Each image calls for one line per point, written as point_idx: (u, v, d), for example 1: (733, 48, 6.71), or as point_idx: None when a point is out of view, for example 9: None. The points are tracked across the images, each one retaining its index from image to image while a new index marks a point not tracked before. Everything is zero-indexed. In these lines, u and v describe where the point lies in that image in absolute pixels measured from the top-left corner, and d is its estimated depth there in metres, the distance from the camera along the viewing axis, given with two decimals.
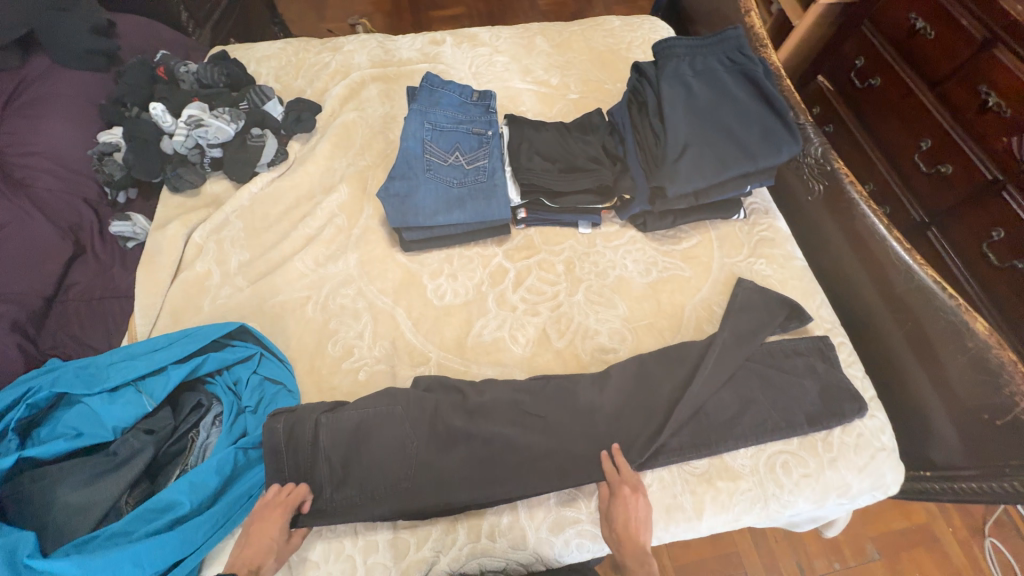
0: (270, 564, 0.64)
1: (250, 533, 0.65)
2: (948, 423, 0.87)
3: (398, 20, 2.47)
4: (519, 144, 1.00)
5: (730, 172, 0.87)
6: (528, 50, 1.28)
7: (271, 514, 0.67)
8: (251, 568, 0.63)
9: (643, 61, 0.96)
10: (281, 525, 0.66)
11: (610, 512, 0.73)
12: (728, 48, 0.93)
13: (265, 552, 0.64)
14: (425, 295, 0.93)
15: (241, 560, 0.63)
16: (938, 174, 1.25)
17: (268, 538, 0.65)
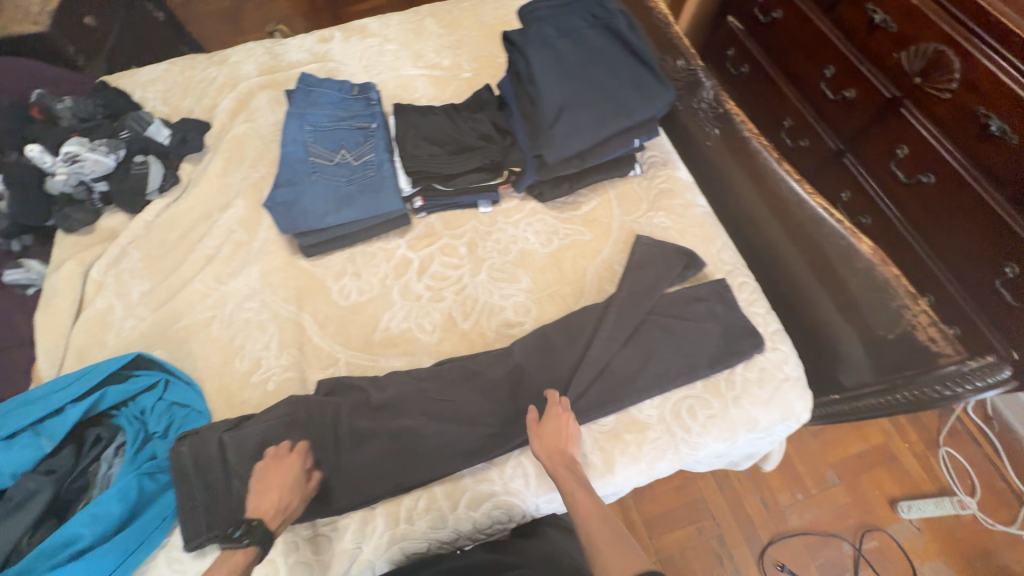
0: (295, 502, 0.68)
1: (267, 480, 0.68)
2: (855, 343, 0.86)
3: (318, 19, 2.41)
4: (405, 132, 0.99)
5: (608, 130, 0.87)
6: (418, 36, 1.26)
7: (282, 466, 0.70)
8: (279, 506, 0.67)
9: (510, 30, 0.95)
10: (296, 473, 0.70)
11: (540, 428, 0.75)
12: (589, 5, 0.94)
13: (285, 495, 0.68)
14: (330, 297, 0.93)
15: (265, 501, 0.67)
16: (843, 100, 1.25)
17: (288, 479, 0.69)
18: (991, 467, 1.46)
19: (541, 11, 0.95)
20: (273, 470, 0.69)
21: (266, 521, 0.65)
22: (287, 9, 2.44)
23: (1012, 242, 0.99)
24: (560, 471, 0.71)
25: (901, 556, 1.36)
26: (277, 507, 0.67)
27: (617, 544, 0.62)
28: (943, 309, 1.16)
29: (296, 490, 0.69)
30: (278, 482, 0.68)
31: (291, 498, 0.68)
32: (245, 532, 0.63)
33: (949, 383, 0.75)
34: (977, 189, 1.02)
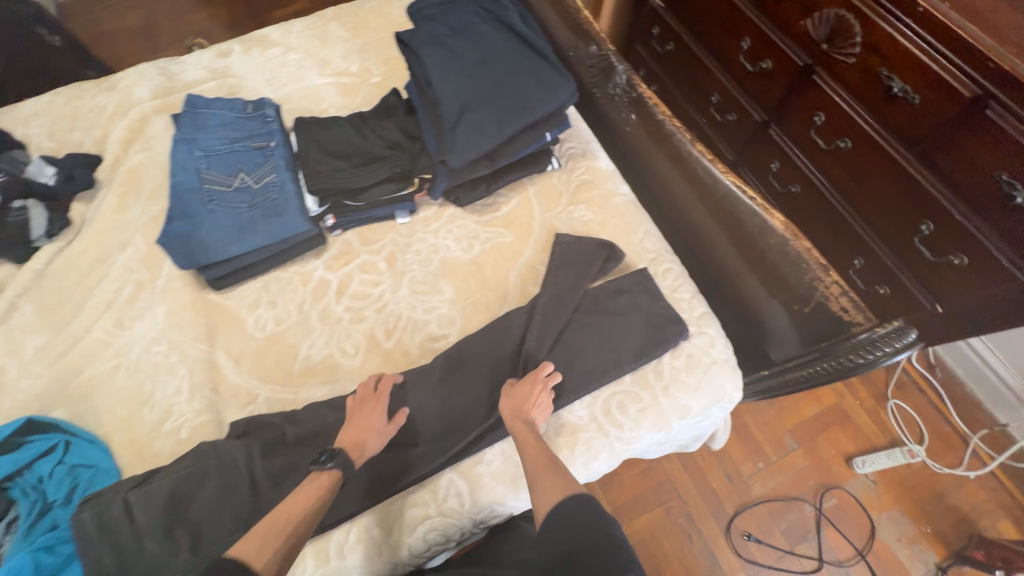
0: (371, 441, 0.74)
1: (354, 417, 0.75)
2: (782, 319, 0.85)
3: (239, 27, 2.27)
4: (307, 148, 0.94)
5: (513, 127, 0.84)
6: (323, 42, 1.20)
7: (372, 405, 0.76)
8: (358, 444, 0.73)
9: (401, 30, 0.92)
10: (380, 414, 0.76)
11: (512, 389, 0.78)
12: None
13: (368, 432, 0.74)
14: (244, 330, 0.88)
15: (348, 437, 0.73)
16: (761, 72, 1.25)
17: (370, 420, 0.75)
18: (937, 414, 1.51)
19: (432, 9, 0.93)
20: (363, 405, 0.76)
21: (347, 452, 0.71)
22: (204, 18, 2.28)
23: (925, 200, 1.00)
24: (518, 424, 0.74)
25: (859, 510, 1.41)
26: (358, 442, 0.73)
27: (556, 478, 0.67)
28: (873, 269, 1.18)
29: (377, 430, 0.75)
30: (363, 419, 0.75)
31: (367, 438, 0.73)
32: (331, 458, 0.69)
33: (868, 347, 0.75)
34: (889, 151, 1.03)
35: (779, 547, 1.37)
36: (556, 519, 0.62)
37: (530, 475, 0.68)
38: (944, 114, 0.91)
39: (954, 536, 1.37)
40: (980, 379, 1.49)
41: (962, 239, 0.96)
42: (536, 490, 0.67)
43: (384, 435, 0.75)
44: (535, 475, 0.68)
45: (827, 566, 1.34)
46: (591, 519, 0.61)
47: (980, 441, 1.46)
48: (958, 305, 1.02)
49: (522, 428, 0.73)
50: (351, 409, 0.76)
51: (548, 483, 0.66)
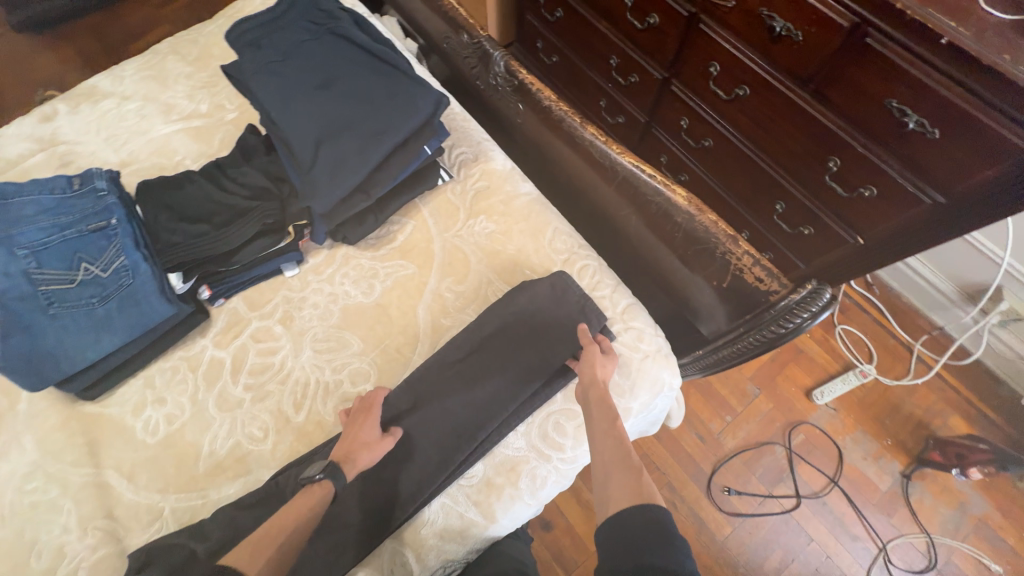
0: (363, 456, 0.69)
1: (349, 428, 0.71)
2: (706, 294, 0.82)
3: (86, 58, 1.94)
4: (156, 217, 0.83)
5: (376, 153, 0.75)
6: (163, 82, 1.05)
7: (365, 418, 0.71)
8: (347, 457, 0.68)
9: (228, 65, 0.82)
10: (370, 428, 0.71)
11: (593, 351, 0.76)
12: (306, 15, 0.85)
13: (359, 447, 0.69)
14: (133, 439, 0.78)
15: (342, 449, 0.69)
16: (650, 28, 1.18)
17: (363, 434, 0.70)
18: (884, 331, 1.52)
19: (258, 35, 0.83)
20: (355, 419, 0.72)
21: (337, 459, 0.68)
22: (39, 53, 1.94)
23: (829, 138, 0.97)
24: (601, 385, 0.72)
25: (826, 440, 1.42)
26: (349, 455, 0.68)
27: (629, 477, 0.63)
28: (795, 212, 1.16)
29: (367, 443, 0.69)
30: (355, 432, 0.70)
31: (359, 449, 0.69)
32: (320, 471, 0.66)
33: (789, 314, 0.72)
34: (786, 94, 0.99)
35: (760, 494, 1.37)
36: (640, 513, 0.58)
37: (603, 468, 0.65)
38: (828, 47, 0.87)
39: (913, 442, 1.41)
40: (913, 287, 1.50)
41: (869, 171, 0.95)
42: (608, 486, 0.63)
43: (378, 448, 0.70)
44: (608, 471, 0.64)
45: (805, 501, 1.36)
46: (672, 557, 0.53)
47: (922, 347, 1.49)
48: (876, 234, 1.02)
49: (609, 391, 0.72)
50: (347, 420, 0.73)
51: (620, 480, 0.63)
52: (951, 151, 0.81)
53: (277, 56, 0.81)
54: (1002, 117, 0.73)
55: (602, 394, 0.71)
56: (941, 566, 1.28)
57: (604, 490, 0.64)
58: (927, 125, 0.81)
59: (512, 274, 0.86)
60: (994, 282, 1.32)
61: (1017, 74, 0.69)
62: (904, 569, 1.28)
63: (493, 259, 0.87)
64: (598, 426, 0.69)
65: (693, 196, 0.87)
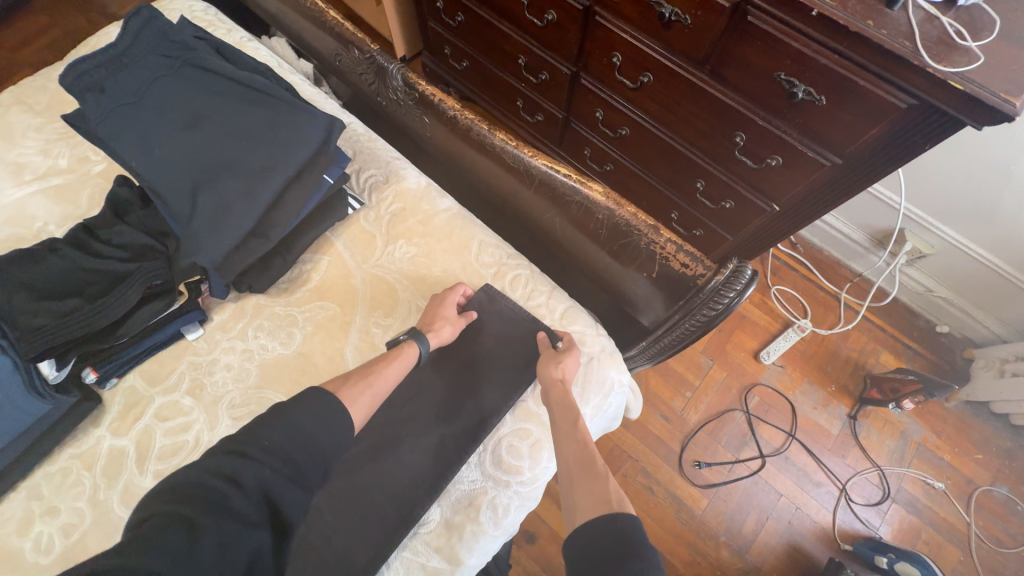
0: (445, 326, 0.74)
1: (433, 306, 0.77)
2: (641, 283, 0.82)
3: None
4: (9, 299, 0.68)
5: (266, 194, 0.69)
6: (10, 139, 0.90)
7: (446, 296, 0.77)
8: (431, 328, 0.74)
9: (70, 115, 0.72)
10: (454, 297, 0.77)
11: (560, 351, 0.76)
12: (161, 49, 0.75)
13: (442, 316, 0.75)
14: (20, 566, 0.65)
15: (424, 322, 0.75)
16: (550, 24, 1.17)
17: (445, 309, 0.76)
18: (814, 285, 1.61)
19: (100, 75, 0.72)
20: (438, 299, 0.77)
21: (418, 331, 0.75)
22: None
23: (731, 114, 1.00)
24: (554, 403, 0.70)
25: (779, 397, 1.49)
26: (434, 325, 0.74)
27: (596, 483, 0.60)
28: (714, 187, 1.19)
29: (449, 319, 0.75)
30: (439, 308, 0.76)
31: (442, 322, 0.75)
32: (407, 333, 0.73)
33: (717, 295, 0.72)
34: (685, 75, 1.01)
35: (728, 461, 1.41)
36: (601, 521, 0.54)
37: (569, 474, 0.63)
38: (715, 28, 0.89)
39: (854, 383, 1.50)
40: (831, 240, 1.60)
41: (771, 142, 0.98)
42: (572, 496, 0.60)
43: (464, 317, 0.77)
44: (574, 480, 0.61)
45: (769, 459, 1.41)
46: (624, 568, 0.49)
47: (847, 294, 1.59)
48: (788, 200, 1.06)
49: (563, 403, 0.70)
50: (430, 302, 0.78)
51: (585, 486, 0.60)
52: (838, 115, 0.85)
53: (130, 99, 0.71)
54: (878, 79, 0.77)
55: (563, 397, 0.70)
56: (894, 494, 1.37)
57: (570, 499, 0.60)
58: (814, 93, 0.85)
59: None
60: (896, 226, 1.43)
61: (881, 38, 0.72)
62: (864, 504, 1.36)
63: (420, 284, 0.81)
64: (563, 432, 0.67)
65: (610, 189, 0.86)
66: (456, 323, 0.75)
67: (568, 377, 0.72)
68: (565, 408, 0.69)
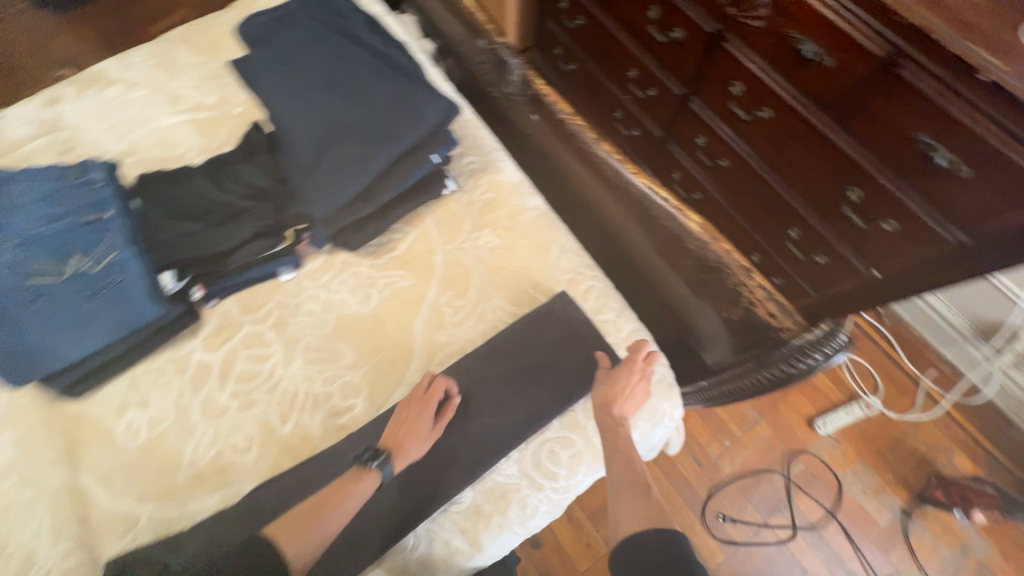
0: (412, 446, 0.69)
1: (403, 417, 0.71)
2: (712, 320, 0.86)
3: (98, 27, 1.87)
4: (152, 214, 0.80)
5: (378, 163, 0.74)
6: (172, 71, 1.02)
7: (422, 404, 0.71)
8: (399, 448, 0.68)
9: (237, 61, 0.82)
10: (426, 417, 0.70)
11: (610, 376, 0.74)
12: (318, 14, 0.83)
13: (411, 437, 0.69)
14: (114, 442, 0.75)
15: (391, 439, 0.69)
16: (673, 42, 1.14)
17: (413, 426, 0.70)
18: (892, 363, 1.48)
19: (265, 32, 0.82)
20: (412, 405, 0.71)
21: (387, 444, 0.69)
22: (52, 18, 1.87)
23: (850, 166, 0.94)
24: (608, 422, 0.71)
25: (825, 471, 1.39)
26: (401, 444, 0.68)
27: (638, 498, 0.64)
28: (809, 239, 1.12)
29: (418, 435, 0.70)
30: (410, 421, 0.70)
31: (409, 441, 0.69)
32: (373, 456, 0.66)
33: (800, 355, 0.81)
34: (807, 117, 0.95)
35: (754, 522, 1.33)
36: (649, 534, 0.60)
37: (613, 489, 0.66)
38: (855, 74, 0.84)
39: (917, 479, 1.37)
40: (925, 320, 1.45)
41: (888, 204, 0.91)
42: (614, 504, 0.64)
43: (439, 422, 0.71)
44: (618, 488, 0.65)
45: (801, 533, 1.32)
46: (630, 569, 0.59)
47: (930, 381, 1.44)
48: (893, 269, 0.98)
49: (614, 422, 0.70)
50: (402, 404, 0.72)
51: (627, 500, 0.64)
52: (978, 191, 0.78)
53: (284, 55, 0.80)
54: None
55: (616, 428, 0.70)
56: None
57: (614, 511, 0.65)
58: (957, 163, 0.78)
59: (518, 291, 0.83)
60: (1010, 320, 1.27)
61: None
62: None
63: (496, 275, 0.84)
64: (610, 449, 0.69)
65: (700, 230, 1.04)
66: (424, 439, 0.70)
67: (622, 408, 0.72)
68: (615, 430, 0.70)
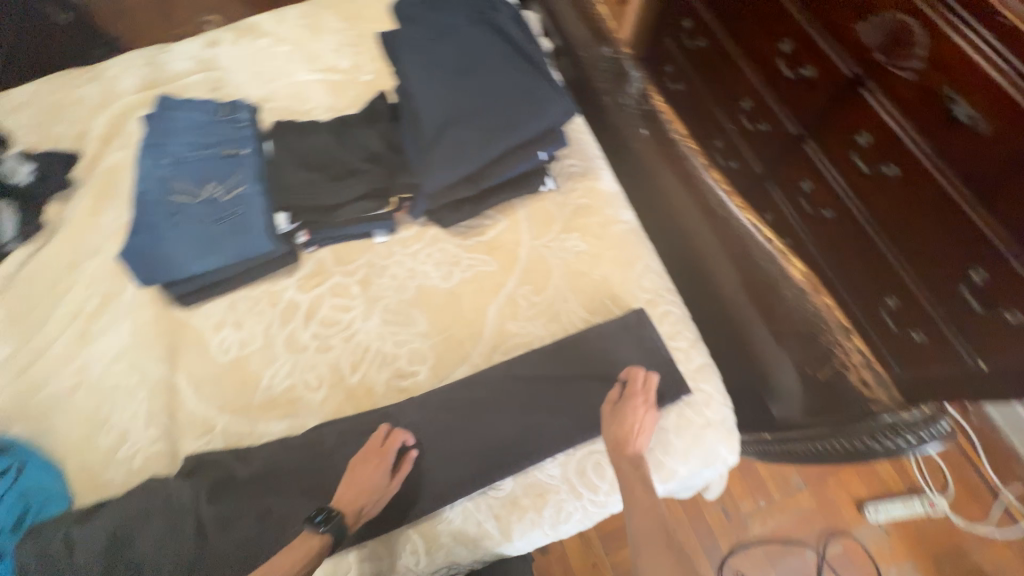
0: (369, 504, 0.68)
1: (353, 476, 0.69)
2: (781, 368, 0.90)
3: None
4: (281, 159, 0.88)
5: (494, 149, 0.77)
6: (316, 32, 1.11)
7: (376, 460, 0.70)
8: (357, 507, 0.67)
9: (386, 33, 0.89)
10: (381, 475, 0.69)
11: (617, 413, 0.72)
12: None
13: (365, 496, 0.68)
14: (207, 353, 0.84)
15: (345, 499, 0.67)
16: (801, 80, 1.07)
17: (367, 483, 0.68)
18: (969, 465, 1.33)
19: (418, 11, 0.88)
20: (367, 461, 0.70)
21: (341, 504, 0.67)
22: None
23: (976, 245, 0.86)
24: (624, 464, 0.69)
25: (867, 561, 1.27)
26: (356, 503, 0.67)
27: (664, 554, 0.62)
28: (909, 313, 1.02)
29: (373, 492, 0.68)
30: (364, 479, 0.68)
31: (366, 497, 0.68)
32: (324, 520, 0.64)
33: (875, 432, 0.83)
34: (942, 183, 0.88)
35: None
36: None
37: (638, 539, 0.64)
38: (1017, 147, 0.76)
39: None
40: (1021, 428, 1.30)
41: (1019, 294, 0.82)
42: (639, 565, 0.62)
43: (397, 476, 0.70)
44: (640, 546, 0.63)
45: None
46: None
47: (1011, 496, 1.28)
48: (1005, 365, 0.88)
49: (631, 465, 0.69)
50: (354, 460, 0.70)
51: (654, 558, 0.62)
52: None
53: (429, 34, 0.85)
54: None
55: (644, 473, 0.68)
56: None
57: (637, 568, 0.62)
58: None
59: (594, 299, 0.83)
60: None
61: None
62: None
63: (575, 280, 0.84)
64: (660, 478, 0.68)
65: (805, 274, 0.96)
66: (380, 495, 0.68)
67: (635, 445, 0.70)
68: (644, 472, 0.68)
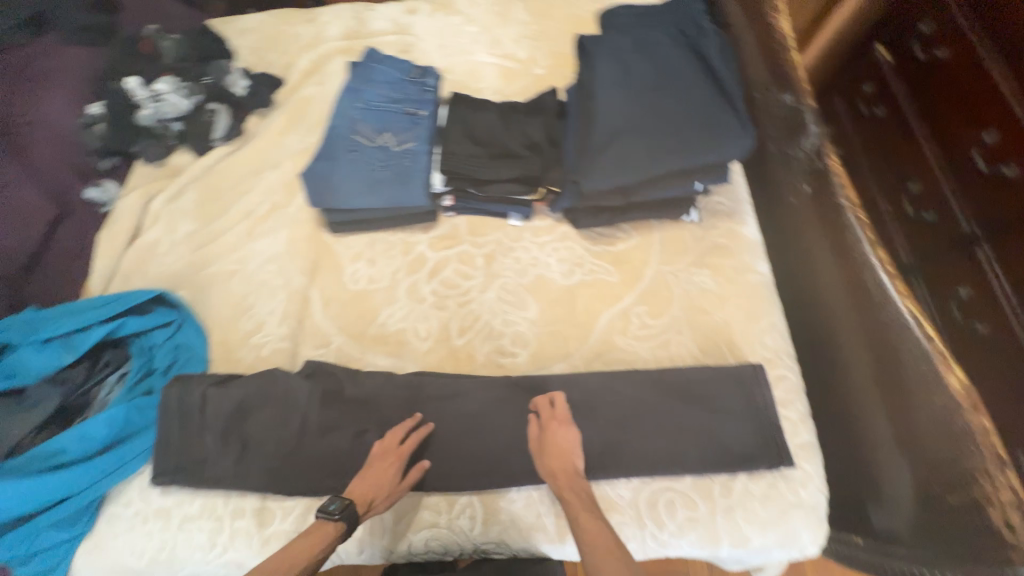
0: (380, 498, 0.69)
1: (368, 469, 0.70)
2: (905, 481, 0.73)
3: None
4: (450, 126, 0.95)
5: (658, 167, 0.78)
6: (503, 21, 1.19)
7: (391, 456, 0.71)
8: (368, 499, 0.68)
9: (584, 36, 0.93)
10: (395, 473, 0.70)
11: (541, 443, 0.72)
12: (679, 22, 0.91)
13: (378, 489, 0.69)
14: (341, 278, 0.93)
15: (359, 489, 0.68)
16: (998, 177, 0.95)
17: (384, 476, 0.69)
18: None
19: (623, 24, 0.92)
20: (385, 456, 0.71)
21: (352, 495, 0.68)
22: None
23: None
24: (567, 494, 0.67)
25: None
26: (368, 497, 0.68)
27: None
28: None
29: (389, 487, 0.69)
30: (380, 473, 0.70)
31: (377, 491, 0.69)
32: (338, 509, 0.64)
33: None
34: None
35: None
36: None
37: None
38: None
39: None
40: None
41: None
42: None
43: (405, 478, 0.71)
44: None
45: None
46: None
47: None
48: None
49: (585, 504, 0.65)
50: (373, 455, 0.72)
51: None
52: None
53: (625, 47, 0.88)
54: None
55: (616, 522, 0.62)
56: None
57: None
58: None
59: (707, 339, 0.82)
60: None
61: None
62: None
63: (693, 315, 0.83)
64: None
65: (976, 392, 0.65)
66: (390, 493, 0.69)
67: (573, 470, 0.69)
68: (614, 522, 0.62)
